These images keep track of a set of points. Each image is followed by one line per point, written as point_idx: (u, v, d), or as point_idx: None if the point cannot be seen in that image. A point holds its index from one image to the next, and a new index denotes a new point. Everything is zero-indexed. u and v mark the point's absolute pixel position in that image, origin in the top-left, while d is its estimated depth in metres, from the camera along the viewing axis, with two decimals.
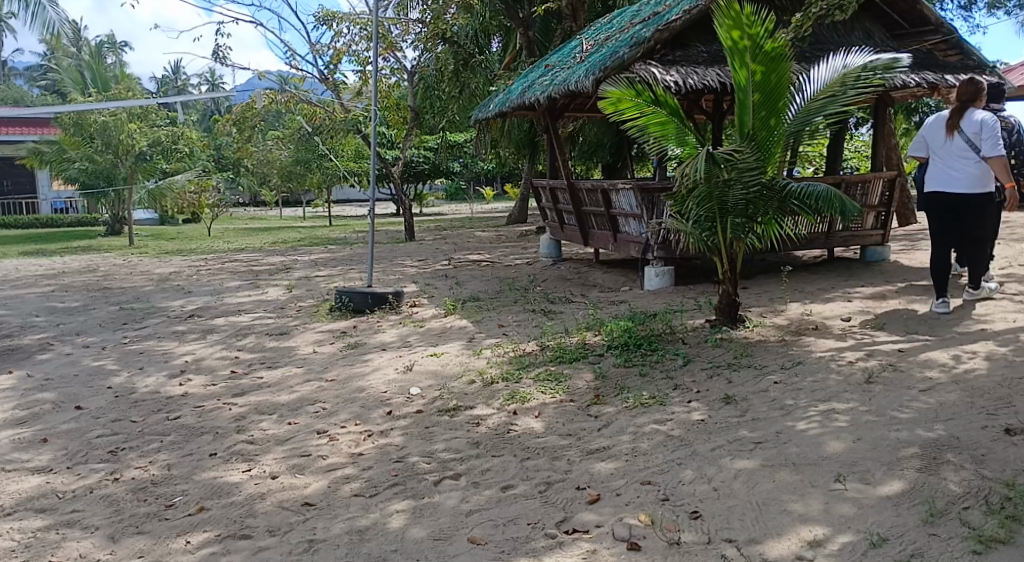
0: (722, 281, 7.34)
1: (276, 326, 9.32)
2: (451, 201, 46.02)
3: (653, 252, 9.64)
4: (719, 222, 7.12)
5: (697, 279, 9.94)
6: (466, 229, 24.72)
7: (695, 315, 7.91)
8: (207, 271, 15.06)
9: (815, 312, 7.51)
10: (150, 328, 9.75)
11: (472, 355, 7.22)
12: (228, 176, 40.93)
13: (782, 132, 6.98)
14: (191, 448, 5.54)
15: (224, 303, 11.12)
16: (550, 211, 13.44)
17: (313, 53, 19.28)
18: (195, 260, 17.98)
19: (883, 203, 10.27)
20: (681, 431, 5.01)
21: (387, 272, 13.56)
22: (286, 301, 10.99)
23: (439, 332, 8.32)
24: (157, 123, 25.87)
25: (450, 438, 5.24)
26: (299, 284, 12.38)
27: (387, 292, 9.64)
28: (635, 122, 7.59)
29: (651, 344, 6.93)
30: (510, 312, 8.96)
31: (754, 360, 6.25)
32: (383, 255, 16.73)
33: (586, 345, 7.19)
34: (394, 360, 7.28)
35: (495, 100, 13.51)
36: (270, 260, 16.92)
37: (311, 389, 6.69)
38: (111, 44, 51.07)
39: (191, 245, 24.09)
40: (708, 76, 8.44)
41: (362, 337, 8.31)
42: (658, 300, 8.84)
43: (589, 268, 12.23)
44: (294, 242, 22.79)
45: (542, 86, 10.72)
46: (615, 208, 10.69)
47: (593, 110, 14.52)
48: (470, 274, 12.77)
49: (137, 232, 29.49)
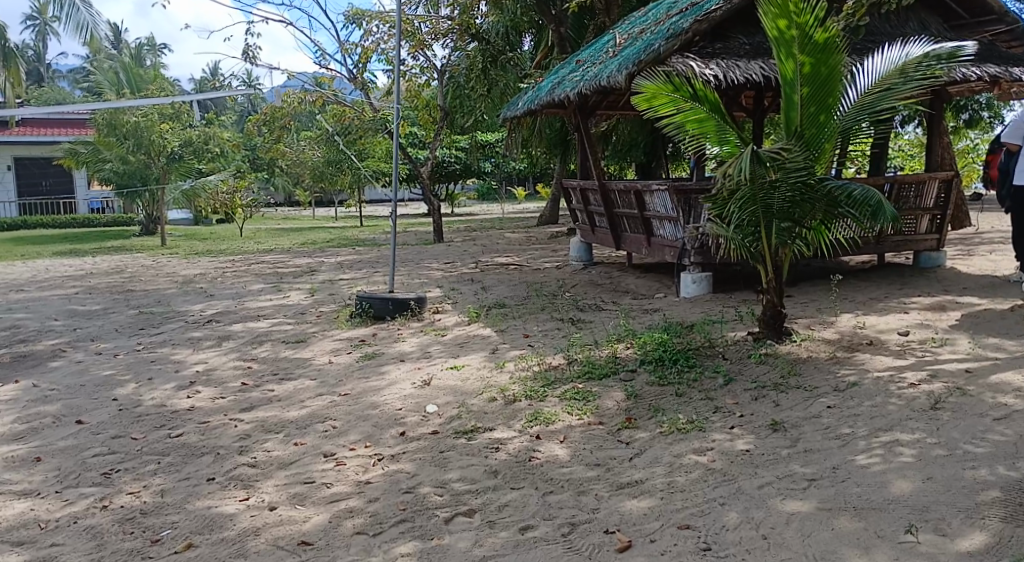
0: (765, 292, 6.86)
1: (293, 332, 8.90)
2: (482, 201, 45.73)
3: (690, 257, 9.10)
4: (763, 227, 6.56)
5: (737, 286, 9.37)
6: (496, 229, 24.29)
7: (734, 326, 7.39)
8: (232, 273, 14.69)
9: (868, 326, 7.08)
10: (165, 333, 9.02)
11: (495, 369, 6.76)
12: (261, 175, 40.85)
13: (832, 129, 6.45)
14: (189, 471, 5.03)
15: (242, 307, 10.71)
16: (581, 213, 12.93)
17: (342, 51, 18.88)
18: (222, 261, 17.69)
19: (939, 206, 9.74)
20: (722, 464, 4.51)
21: (412, 275, 13.12)
22: (306, 306, 10.58)
23: (461, 342, 7.85)
24: (188, 123, 25.71)
25: (466, 465, 4.75)
26: (322, 288, 11.96)
27: (408, 298, 9.22)
28: (671, 119, 7.05)
29: (688, 360, 6.42)
30: (537, 321, 8.46)
31: (803, 380, 5.75)
32: (411, 257, 16.33)
33: (617, 359, 6.69)
34: (412, 373, 6.83)
35: (524, 97, 13.02)
36: (297, 262, 16.57)
37: (322, 404, 6.19)
38: (151, 46, 51.43)
39: (221, 245, 23.89)
40: (751, 69, 7.89)
41: (380, 347, 7.87)
42: (694, 309, 8.32)
43: (621, 272, 11.71)
44: (323, 243, 22.46)
45: (572, 82, 10.21)
46: (649, 210, 10.15)
47: (626, 108, 13.98)
48: (497, 278, 12.29)
49: (170, 232, 29.39)
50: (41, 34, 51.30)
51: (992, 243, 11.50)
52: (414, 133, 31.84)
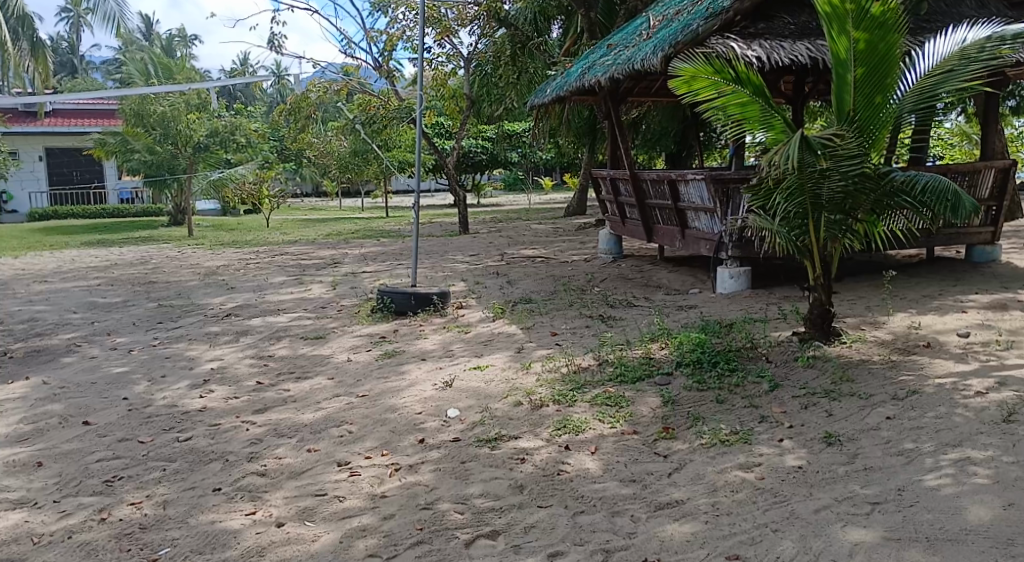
0: (812, 290, 6.48)
1: (312, 327, 8.57)
2: (508, 191, 45.39)
3: (727, 251, 8.66)
4: (811, 218, 6.23)
5: (777, 281, 8.92)
6: (523, 221, 23.93)
7: (776, 326, 6.95)
8: (255, 265, 14.38)
9: (923, 327, 6.67)
10: (182, 328, 8.69)
11: (520, 370, 6.38)
12: (288, 166, 40.75)
13: (889, 112, 6.04)
14: (194, 480, 4.63)
15: (261, 300, 10.39)
16: (610, 204, 12.48)
17: (367, 39, 18.54)
18: (247, 252, 17.46)
19: (995, 196, 9.28)
20: (772, 485, 4.10)
21: (436, 269, 12.76)
22: (328, 300, 10.23)
23: (486, 340, 7.47)
24: (215, 113, 25.53)
25: (489, 479, 4.36)
26: (345, 281, 11.61)
27: (431, 292, 8.87)
28: (710, 104, 6.65)
29: (729, 363, 5.99)
30: (566, 318, 8.05)
31: (857, 387, 5.35)
32: (436, 249, 15.96)
33: (652, 361, 6.28)
34: (433, 373, 6.47)
35: (552, 85, 12.59)
36: (321, 253, 16.26)
37: (339, 406, 5.82)
38: (181, 38, 51.52)
39: (248, 237, 23.70)
40: (797, 50, 7.44)
41: (402, 344, 7.51)
42: (733, 307, 7.88)
43: (652, 266, 11.27)
44: (348, 234, 22.20)
45: (603, 67, 9.79)
46: (684, 202, 9.69)
47: (659, 94, 13.49)
48: (524, 272, 11.91)
49: (198, 223, 29.28)
50: (76, 26, 51.51)
51: None
52: (442, 124, 31.94)
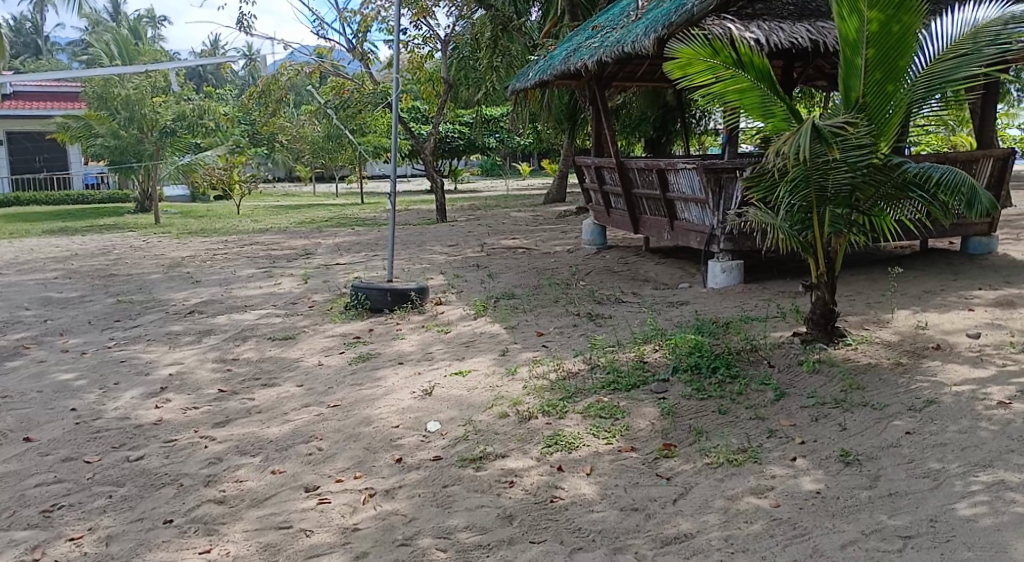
0: (813, 288, 6.10)
1: (282, 326, 8.07)
2: (485, 176, 44.87)
3: (719, 244, 8.37)
4: (815, 213, 5.88)
5: (770, 275, 8.59)
6: (501, 208, 23.47)
7: (774, 325, 6.55)
8: (222, 256, 13.79)
9: (930, 327, 6.32)
10: (141, 328, 8.15)
11: (505, 375, 5.94)
12: (260, 151, 39.95)
13: (901, 99, 5.66)
14: (143, 509, 4.14)
15: (229, 296, 9.86)
16: (594, 193, 12.07)
17: (340, 20, 17.95)
18: (215, 241, 16.89)
19: (992, 186, 8.96)
20: (790, 515, 3.70)
21: (413, 260, 12.28)
22: (298, 295, 9.72)
23: (467, 342, 7.02)
24: (183, 96, 24.77)
25: (474, 507, 3.92)
26: (317, 275, 11.08)
27: (408, 288, 8.41)
28: (708, 90, 6.29)
29: (729, 368, 5.58)
30: (552, 316, 7.62)
31: (869, 395, 4.97)
32: (413, 239, 15.46)
33: (646, 366, 5.87)
34: (411, 379, 6.01)
35: (534, 68, 12.14)
36: (293, 243, 15.70)
37: (309, 418, 5.35)
38: (150, 18, 50.37)
39: (217, 224, 23.02)
40: (797, 32, 7.29)
41: (377, 346, 7.05)
42: (725, 304, 7.47)
43: (638, 258, 10.89)
44: (322, 222, 21.66)
45: (590, 49, 9.37)
46: (673, 192, 9.30)
47: (643, 79, 13.05)
48: (505, 264, 11.47)
49: (166, 209, 28.48)
50: (40, 6, 50.09)
51: None
52: (418, 108, 31.54)
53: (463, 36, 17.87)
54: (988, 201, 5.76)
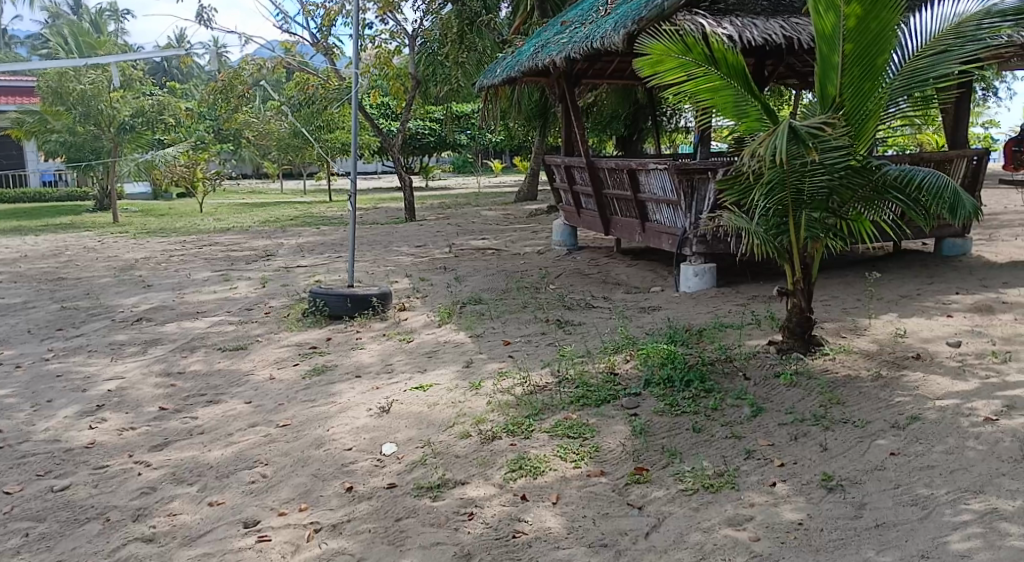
0: (789, 295, 5.83)
1: (234, 335, 7.68)
2: (457, 173, 44.47)
3: (691, 247, 8.16)
4: (791, 217, 5.61)
5: (744, 279, 8.37)
6: (471, 206, 23.14)
7: (750, 333, 6.27)
8: (180, 257, 13.33)
9: (910, 334, 6.06)
10: (83, 339, 7.73)
11: (468, 389, 5.61)
12: (226, 147, 39.24)
13: (879, 99, 5.40)
14: (63, 551, 3.83)
15: (181, 301, 9.44)
16: (564, 192, 11.78)
17: (303, 13, 17.49)
18: (174, 242, 16.39)
19: (966, 185, 8.79)
20: (771, 551, 3.43)
21: (378, 262, 11.91)
22: (255, 300, 9.33)
23: (429, 352, 6.68)
24: (142, 92, 24.13)
25: (426, 545, 3.64)
26: (276, 278, 10.68)
27: (369, 294, 8.05)
28: (679, 88, 6.03)
29: (704, 382, 5.28)
30: (518, 324, 7.30)
31: (851, 410, 4.70)
32: (379, 239, 15.08)
33: (616, 379, 5.57)
34: (367, 394, 5.66)
35: (502, 63, 11.81)
36: (254, 243, 15.25)
37: (255, 440, 5.00)
38: (112, 12, 49.35)
39: (179, 223, 22.45)
40: (771, 29, 7.03)
41: (334, 357, 6.68)
42: (699, 311, 7.19)
43: (610, 261, 10.63)
44: (286, 221, 21.19)
45: (558, 44, 9.07)
46: (644, 193, 9.04)
47: (614, 76, 12.77)
48: (473, 266, 11.14)
49: (126, 207, 27.79)
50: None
51: (1013, 227, 10.58)
52: (387, 105, 31.11)
53: (430, 31, 17.49)
54: (970, 206, 5.50)
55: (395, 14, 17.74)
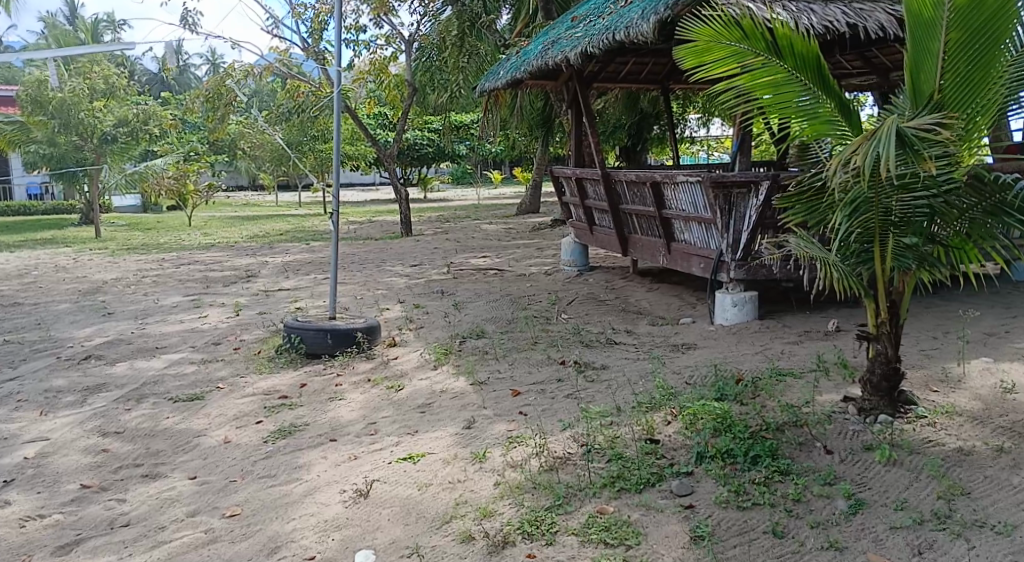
0: (871, 339, 4.68)
1: (191, 381, 6.49)
2: (456, 185, 43.51)
3: (729, 272, 7.06)
4: (877, 242, 4.49)
5: (788, 308, 7.24)
6: (472, 219, 22.03)
7: (820, 387, 5.08)
8: (153, 279, 12.15)
9: (1020, 389, 4.89)
10: (14, 384, 6.55)
11: (472, 461, 4.43)
12: (219, 159, 38.17)
13: (990, 95, 4.22)
14: None
15: (140, 334, 8.24)
16: (575, 207, 10.63)
17: (292, 16, 16.39)
18: (152, 260, 15.24)
19: None
20: None
21: (369, 285, 10.75)
22: (225, 333, 8.16)
23: (421, 405, 5.48)
24: (127, 99, 22.99)
25: None
26: (252, 304, 9.51)
27: (351, 329, 6.90)
28: (729, 82, 4.91)
29: (775, 457, 4.09)
30: (527, 366, 6.11)
31: (981, 511, 3.58)
32: (372, 258, 13.92)
33: (658, 448, 4.39)
34: (345, 466, 4.49)
35: (506, 65, 10.68)
36: (237, 262, 14.06)
37: (193, 539, 3.86)
38: (105, 22, 48.38)
39: (163, 238, 21.33)
40: (830, 14, 5.90)
41: (307, 412, 5.49)
42: (746, 355, 6.01)
43: (629, 285, 9.50)
44: (275, 236, 20.05)
45: (573, 39, 7.95)
46: (669, 209, 7.90)
47: (626, 80, 11.98)
48: (474, 290, 9.97)
49: (111, 221, 26.62)
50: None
51: None
52: (383, 114, 30.25)
53: (427, 36, 16.42)
54: None
55: (390, 18, 16.66)
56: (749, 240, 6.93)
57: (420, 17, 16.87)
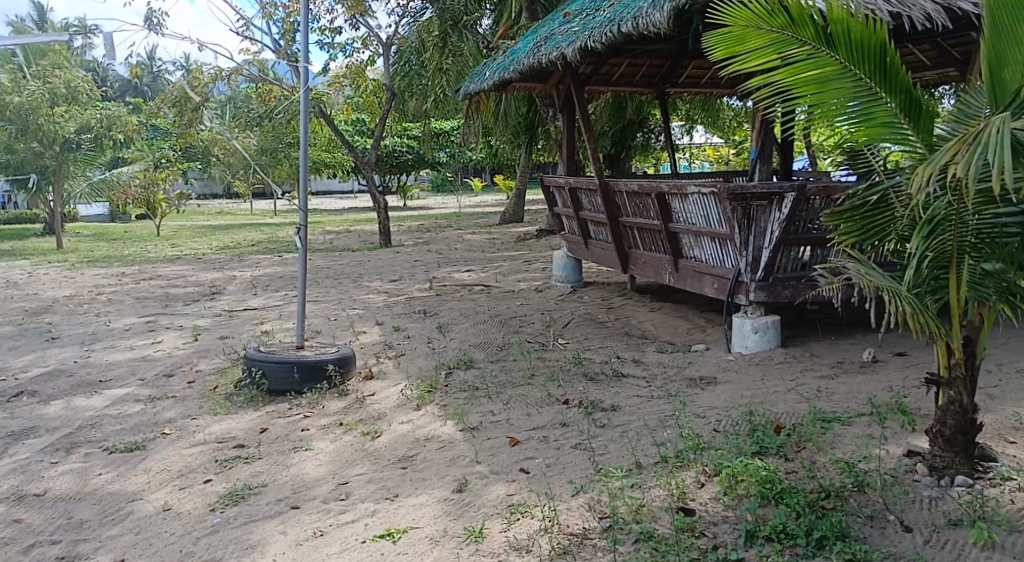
0: (941, 385, 3.87)
1: (133, 425, 5.61)
2: (435, 192, 42.83)
3: (748, 293, 6.28)
4: (953, 268, 3.71)
5: (812, 336, 6.46)
6: (453, 229, 21.23)
7: (876, 438, 4.30)
8: (110, 297, 11.19)
9: None
10: None
11: (466, 538, 3.61)
12: (192, 167, 37.08)
13: None
14: None
15: (82, 365, 7.34)
16: (568, 219, 9.84)
17: (264, 16, 15.51)
18: (111, 274, 14.25)
19: None
20: None
21: (344, 304, 9.89)
22: (182, 362, 7.29)
23: (402, 458, 4.64)
24: (90, 104, 21.91)
25: None
26: (214, 327, 8.63)
27: (321, 360, 6.06)
28: (766, 78, 4.12)
29: (846, 539, 3.36)
30: (524, 407, 5.29)
31: None
32: (348, 272, 13.07)
33: (695, 520, 3.60)
34: (310, 546, 3.66)
35: (493, 65, 9.86)
36: (203, 278, 13.12)
37: None
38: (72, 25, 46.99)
39: (127, 250, 20.28)
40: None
41: (265, 468, 4.63)
42: (777, 393, 5.22)
43: (629, 304, 8.73)
44: (246, 247, 19.15)
45: (570, 33, 7.15)
46: (677, 223, 7.11)
47: (619, 83, 11.27)
48: (458, 309, 9.14)
49: (76, 231, 25.47)
50: None
51: None
52: (361, 120, 29.69)
53: (406, 38, 15.64)
54: None
55: (366, 19, 15.84)
56: (771, 258, 6.15)
57: (398, 18, 16.08)
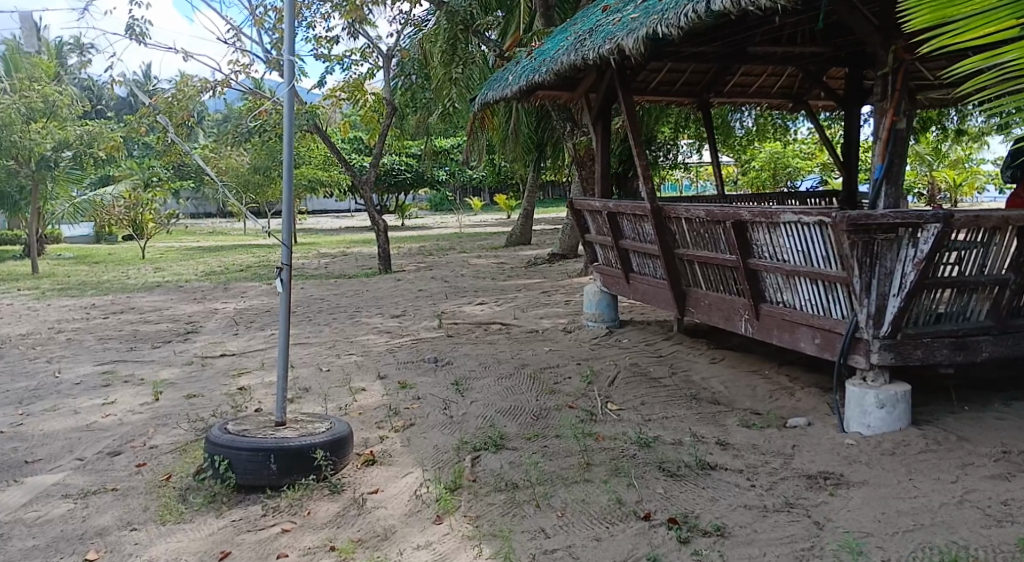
0: None
1: (51, 546, 4.10)
2: (434, 211, 41.53)
3: (867, 354, 4.79)
4: None
5: (944, 409, 4.99)
6: (457, 252, 19.78)
7: None
8: (70, 338, 9.61)
9: None
10: None
11: None
12: (183, 184, 35.58)
13: None
14: None
15: (10, 437, 5.80)
16: (603, 248, 8.37)
17: (254, 22, 14.02)
18: (80, 307, 12.67)
19: None
20: None
21: (339, 348, 8.37)
22: (135, 433, 5.75)
23: None
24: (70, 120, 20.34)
25: None
26: (183, 381, 7.10)
27: (307, 446, 4.53)
28: (993, 57, 2.62)
29: None
30: (588, 525, 3.80)
31: None
32: (344, 304, 11.55)
33: None
34: None
35: (518, 68, 8.39)
36: (181, 312, 11.56)
37: None
38: None
39: (107, 275, 18.68)
40: None
41: None
42: (945, 506, 3.74)
43: (682, 352, 7.22)
44: (235, 272, 17.70)
45: (631, 18, 5.71)
46: (760, 258, 5.62)
47: (657, 91, 9.84)
48: (477, 357, 7.61)
49: (56, 254, 23.83)
50: None
51: None
52: (358, 137, 28.51)
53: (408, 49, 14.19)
54: None
55: (366, 27, 14.43)
56: (901, 311, 4.65)
57: (402, 26, 14.64)
